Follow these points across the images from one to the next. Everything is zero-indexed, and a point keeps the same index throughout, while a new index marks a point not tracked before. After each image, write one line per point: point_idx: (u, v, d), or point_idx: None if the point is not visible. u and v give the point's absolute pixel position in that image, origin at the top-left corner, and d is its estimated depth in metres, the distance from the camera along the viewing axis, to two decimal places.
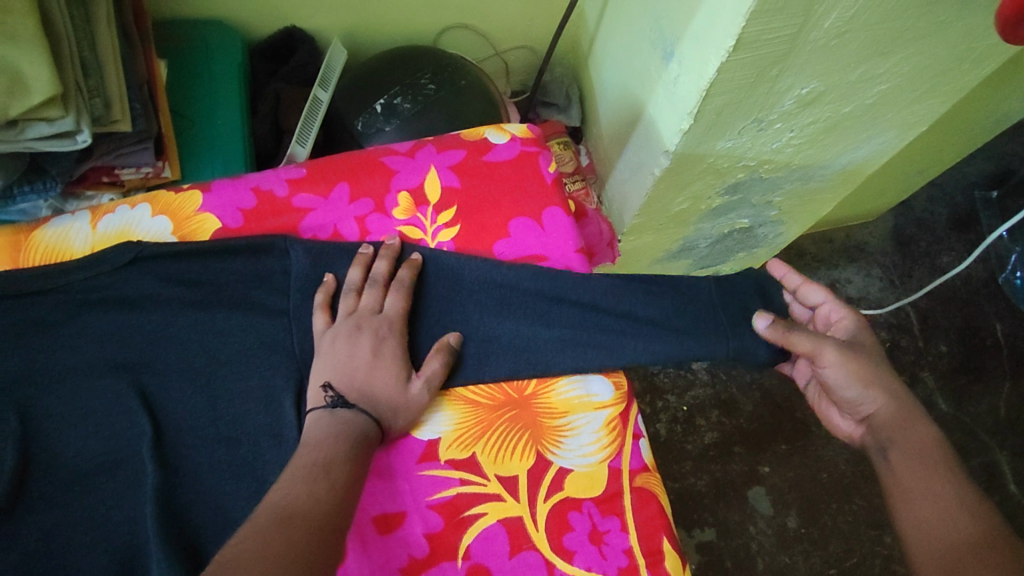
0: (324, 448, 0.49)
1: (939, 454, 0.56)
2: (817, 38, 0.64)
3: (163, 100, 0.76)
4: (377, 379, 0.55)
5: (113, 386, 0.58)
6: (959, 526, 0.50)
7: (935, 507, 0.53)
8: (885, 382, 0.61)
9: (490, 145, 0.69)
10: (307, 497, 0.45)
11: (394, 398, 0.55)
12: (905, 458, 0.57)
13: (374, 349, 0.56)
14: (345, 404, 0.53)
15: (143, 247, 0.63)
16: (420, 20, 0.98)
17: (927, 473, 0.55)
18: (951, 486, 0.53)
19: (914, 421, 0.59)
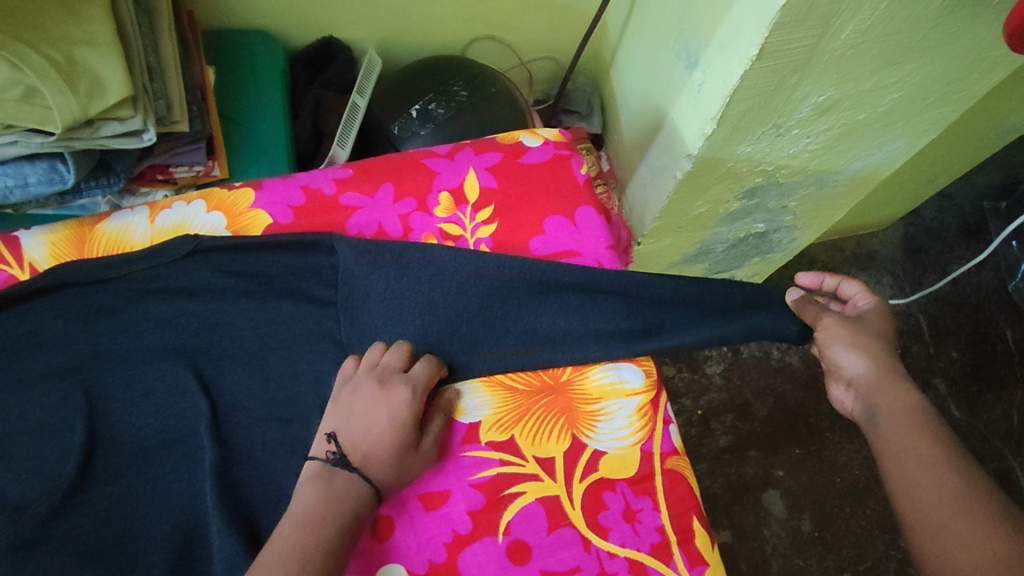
0: (298, 536, 0.50)
1: (925, 420, 0.57)
2: (834, 48, 0.68)
3: (213, 104, 0.80)
4: (382, 446, 0.55)
5: (172, 368, 0.62)
6: (947, 485, 0.51)
7: (930, 473, 0.53)
8: (875, 350, 0.62)
9: (525, 148, 0.73)
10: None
11: (395, 470, 0.55)
12: (893, 424, 0.57)
13: (386, 416, 0.56)
14: (342, 466, 0.54)
15: (201, 240, 0.66)
16: (450, 32, 1.02)
17: (912, 435, 0.56)
18: (936, 447, 0.54)
19: (899, 388, 0.59)
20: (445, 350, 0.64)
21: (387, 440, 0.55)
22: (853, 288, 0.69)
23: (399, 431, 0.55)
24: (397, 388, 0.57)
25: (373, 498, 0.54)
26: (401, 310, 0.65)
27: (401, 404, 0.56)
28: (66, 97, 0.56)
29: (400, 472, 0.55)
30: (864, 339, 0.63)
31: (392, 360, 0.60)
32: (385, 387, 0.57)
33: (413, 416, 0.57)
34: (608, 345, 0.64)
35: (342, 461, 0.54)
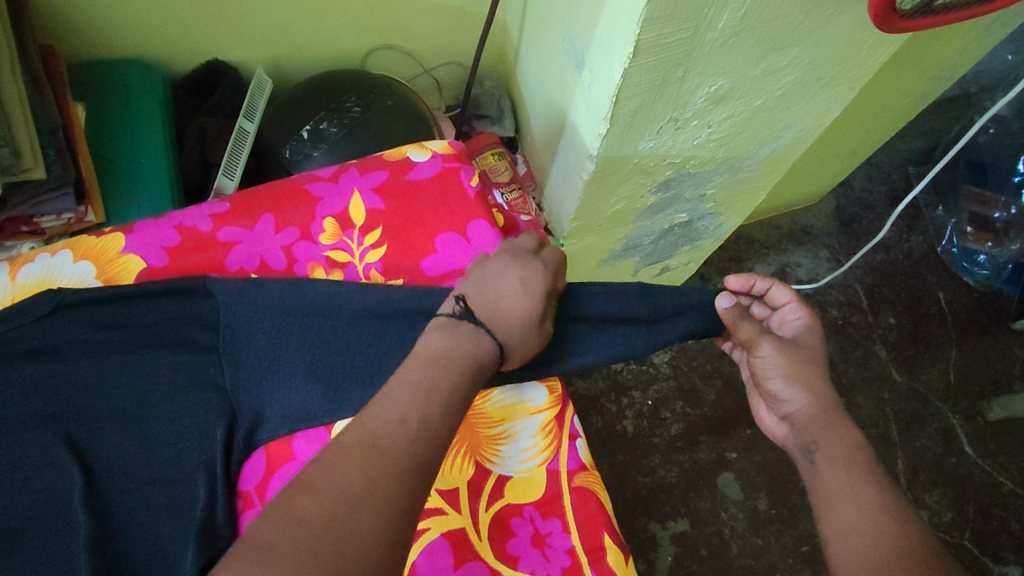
0: (427, 374, 0.50)
1: (861, 461, 0.55)
2: (714, 38, 0.67)
3: (81, 143, 0.75)
4: (512, 310, 0.56)
5: (39, 438, 0.56)
6: (882, 533, 0.49)
7: (862, 516, 0.51)
8: (817, 384, 0.61)
9: (412, 164, 0.71)
10: (397, 424, 0.46)
11: (521, 333, 0.57)
12: (828, 464, 0.56)
13: (522, 290, 0.58)
14: (471, 319, 0.55)
15: (65, 294, 0.60)
16: (343, 43, 0.98)
17: (849, 477, 0.54)
18: (874, 492, 0.52)
19: (836, 425, 0.59)
20: (337, 386, 0.62)
21: (522, 310, 0.57)
22: (785, 297, 0.67)
23: (534, 305, 0.58)
24: (533, 264, 0.60)
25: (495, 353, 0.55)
26: (290, 349, 0.62)
27: (540, 282, 0.59)
28: None
29: (524, 337, 0.57)
30: (807, 369, 0.62)
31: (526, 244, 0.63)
32: (526, 266, 0.60)
33: (546, 296, 0.59)
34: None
35: (472, 316, 0.55)
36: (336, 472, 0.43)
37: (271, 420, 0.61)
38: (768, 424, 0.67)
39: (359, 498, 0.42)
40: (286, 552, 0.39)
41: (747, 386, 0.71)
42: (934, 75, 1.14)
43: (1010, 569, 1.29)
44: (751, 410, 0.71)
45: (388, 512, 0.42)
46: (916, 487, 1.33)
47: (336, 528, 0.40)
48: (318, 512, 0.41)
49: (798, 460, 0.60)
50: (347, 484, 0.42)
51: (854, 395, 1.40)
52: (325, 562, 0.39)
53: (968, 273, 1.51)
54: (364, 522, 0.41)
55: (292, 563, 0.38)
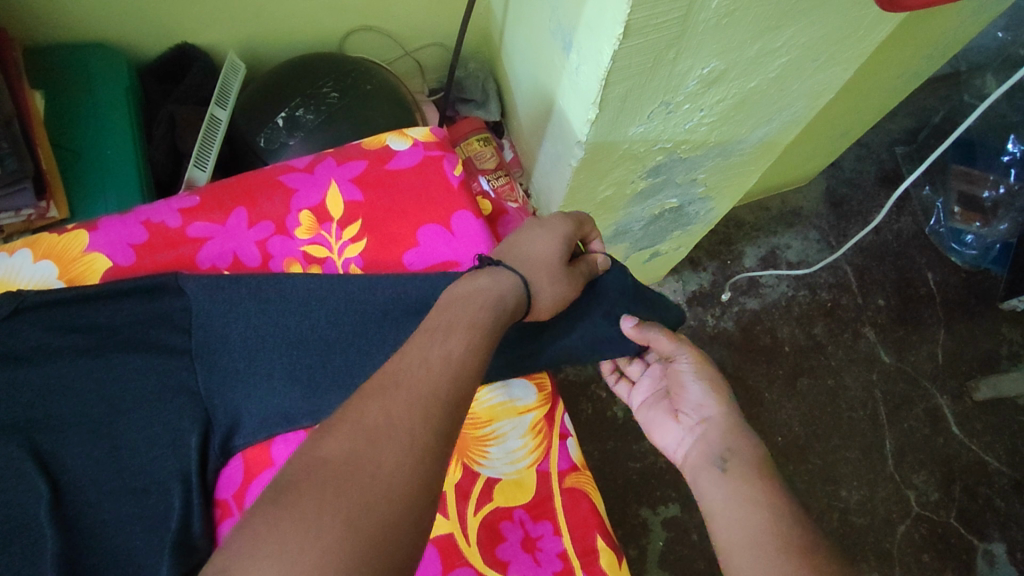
0: (450, 312, 0.49)
1: (772, 470, 0.54)
2: (707, 19, 0.64)
3: (40, 133, 0.71)
4: (533, 252, 0.58)
5: (1, 449, 0.53)
6: (793, 534, 0.47)
7: (761, 517, 0.49)
8: (729, 396, 0.61)
9: (392, 152, 0.68)
10: (420, 363, 0.44)
11: (543, 273, 0.57)
12: (742, 473, 0.54)
13: (544, 238, 0.59)
14: (494, 262, 0.57)
15: (24, 296, 0.57)
16: (320, 24, 0.93)
17: (765, 483, 0.52)
18: (788, 501, 0.51)
19: (746, 435, 0.58)
20: (317, 388, 0.59)
21: (543, 251, 0.58)
22: None
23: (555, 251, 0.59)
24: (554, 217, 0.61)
25: (516, 292, 0.54)
26: (266, 349, 0.59)
27: (560, 226, 0.59)
28: None
29: (547, 276, 0.57)
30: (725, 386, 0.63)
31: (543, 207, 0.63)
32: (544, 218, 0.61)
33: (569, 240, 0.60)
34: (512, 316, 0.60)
35: (493, 261, 0.57)
36: (359, 410, 0.41)
37: (250, 422, 0.58)
38: (670, 441, 0.63)
39: (379, 436, 0.40)
40: (308, 483, 0.37)
41: (644, 410, 0.68)
42: (928, 53, 1.12)
43: (995, 546, 1.31)
44: (651, 437, 0.66)
45: (415, 448, 0.40)
46: (904, 467, 1.35)
47: (360, 459, 0.38)
48: (343, 447, 0.39)
49: (700, 472, 0.57)
50: (368, 420, 0.40)
51: (843, 377, 1.40)
52: (350, 493, 0.37)
53: (956, 253, 1.51)
54: (386, 454, 0.39)
55: (313, 493, 0.37)
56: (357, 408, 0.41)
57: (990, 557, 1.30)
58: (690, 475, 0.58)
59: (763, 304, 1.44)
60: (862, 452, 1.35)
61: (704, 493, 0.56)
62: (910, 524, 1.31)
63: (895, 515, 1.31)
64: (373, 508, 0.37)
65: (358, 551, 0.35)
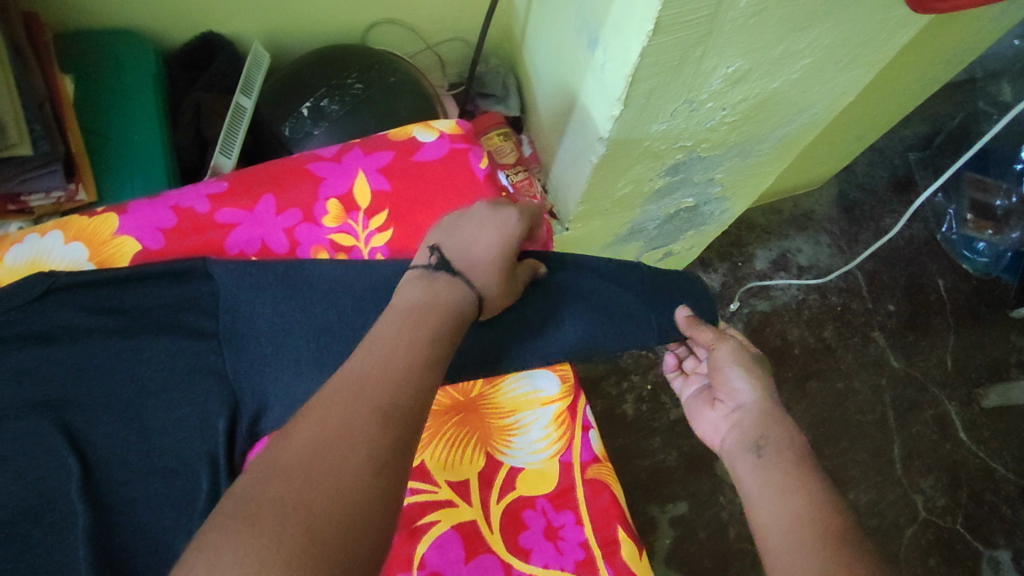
0: (409, 321, 0.50)
1: (807, 459, 0.55)
2: (735, 18, 0.64)
3: (70, 117, 0.72)
4: (487, 257, 0.56)
5: (34, 426, 0.54)
6: (828, 524, 0.49)
7: (800, 511, 0.50)
8: (767, 381, 0.61)
9: (419, 144, 0.68)
10: (380, 374, 0.46)
11: (497, 280, 0.56)
12: (778, 461, 0.55)
13: (486, 226, 0.57)
14: (449, 271, 0.55)
15: (57, 277, 0.58)
16: (344, 17, 0.94)
17: (800, 472, 0.54)
18: (823, 490, 0.52)
19: (782, 422, 0.59)
20: None
21: (497, 253, 0.56)
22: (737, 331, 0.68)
23: (506, 246, 0.57)
24: (506, 208, 0.59)
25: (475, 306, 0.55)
26: (292, 335, 0.60)
27: (513, 225, 0.57)
28: None
29: (501, 283, 0.57)
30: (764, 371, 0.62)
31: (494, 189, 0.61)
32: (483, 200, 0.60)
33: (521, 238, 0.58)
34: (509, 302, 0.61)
35: (448, 269, 0.55)
36: (323, 418, 0.43)
37: (279, 406, 0.58)
38: (710, 428, 0.64)
39: (336, 450, 0.41)
40: (270, 489, 0.39)
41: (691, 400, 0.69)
42: (947, 58, 1.12)
43: (1001, 553, 1.31)
44: (692, 424, 0.68)
45: (375, 459, 0.41)
46: (912, 472, 1.35)
47: (320, 467, 0.40)
48: (306, 456, 0.41)
49: (737, 458, 0.59)
50: (331, 430, 0.42)
51: (852, 381, 1.40)
52: (308, 500, 0.39)
53: (967, 260, 1.51)
54: (347, 463, 0.40)
55: (275, 498, 0.38)
56: (321, 416, 0.43)
57: (995, 564, 1.30)
58: (727, 462, 0.60)
59: (773, 307, 1.44)
60: (871, 456, 1.35)
61: (741, 479, 0.57)
62: (917, 529, 1.31)
63: (902, 519, 1.31)
64: (331, 517, 0.38)
65: (315, 558, 0.36)
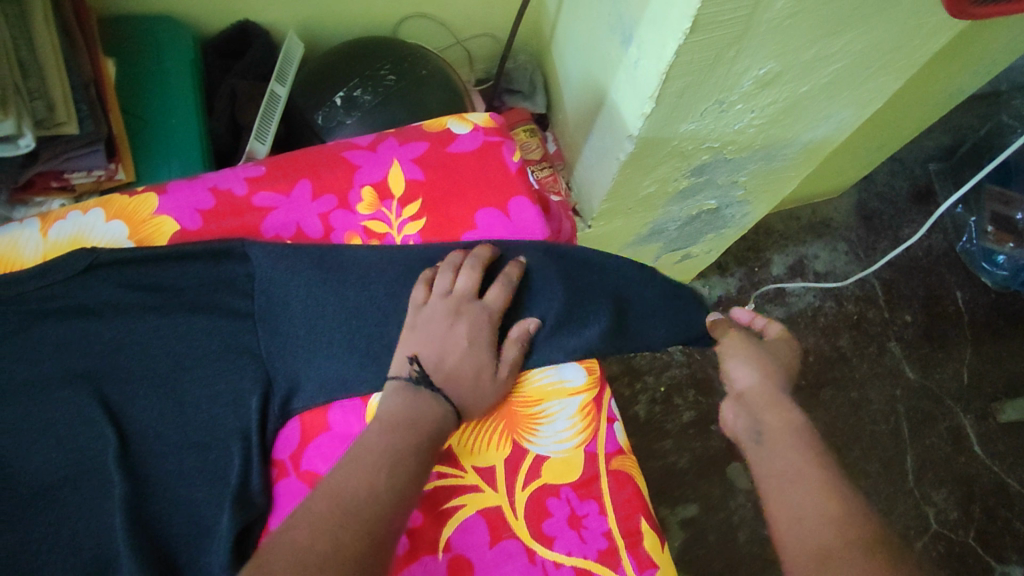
0: (393, 435, 0.51)
1: (805, 440, 0.57)
2: (770, 19, 0.64)
3: (112, 99, 0.73)
4: (466, 371, 0.57)
5: (74, 396, 0.56)
6: (831, 504, 0.50)
7: (818, 502, 0.50)
8: (767, 368, 0.65)
9: (453, 136, 0.69)
10: (365, 488, 0.47)
11: (476, 393, 0.57)
12: (777, 442, 0.57)
13: (459, 324, 0.58)
14: (429, 386, 0.55)
15: (99, 253, 0.60)
16: (377, 10, 0.95)
17: (799, 453, 0.55)
18: (823, 470, 0.53)
19: (778, 405, 0.61)
20: (375, 358, 0.60)
21: (475, 368, 0.57)
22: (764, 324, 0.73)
23: (484, 358, 0.57)
24: (479, 315, 0.59)
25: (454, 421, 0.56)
26: (325, 318, 0.60)
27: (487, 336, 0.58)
28: None
29: (482, 395, 0.57)
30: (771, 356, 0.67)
31: (469, 287, 0.59)
32: (457, 287, 0.59)
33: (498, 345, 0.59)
34: (543, 299, 0.62)
35: (428, 385, 0.55)
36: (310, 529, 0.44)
37: (312, 386, 0.59)
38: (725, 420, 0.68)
39: (326, 557, 0.42)
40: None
41: None
42: (974, 69, 1.11)
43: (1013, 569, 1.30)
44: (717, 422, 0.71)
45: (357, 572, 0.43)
46: (924, 483, 1.34)
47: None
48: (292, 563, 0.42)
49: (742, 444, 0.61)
50: (315, 543, 0.43)
51: (866, 390, 1.40)
52: None
53: (986, 274, 1.50)
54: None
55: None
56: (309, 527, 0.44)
57: None
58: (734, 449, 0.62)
59: (789, 313, 1.44)
60: (882, 467, 1.34)
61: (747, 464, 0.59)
62: (927, 541, 1.30)
63: (913, 531, 1.30)
64: None
65: None
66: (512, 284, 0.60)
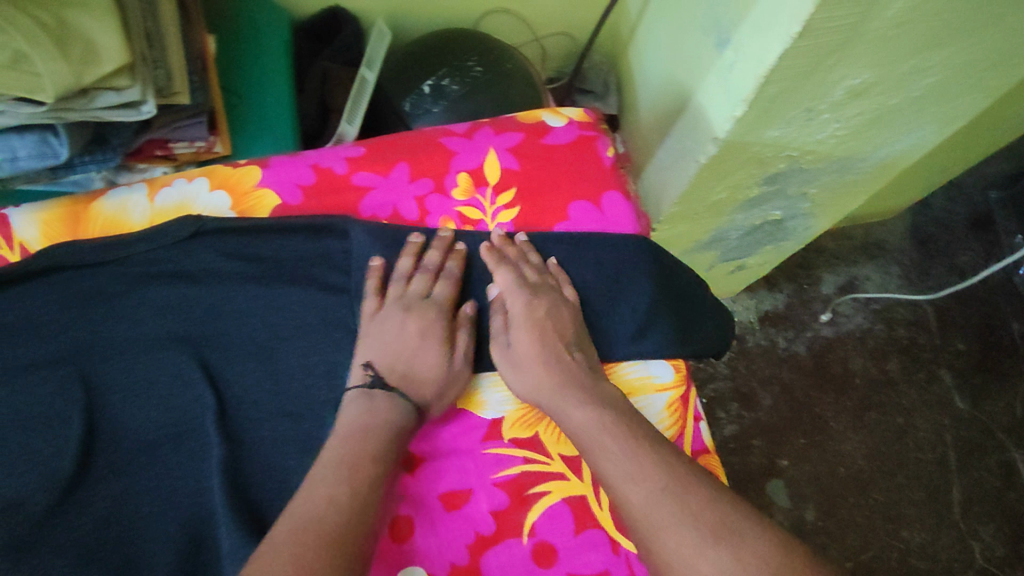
0: (348, 447, 0.50)
1: (604, 428, 0.53)
2: (877, 28, 0.64)
3: (213, 74, 0.75)
4: (421, 367, 0.56)
5: (175, 358, 0.58)
6: (641, 497, 0.48)
7: (649, 491, 0.48)
8: (527, 371, 0.57)
9: (548, 128, 0.70)
10: (326, 503, 0.46)
11: (434, 388, 0.56)
12: (577, 437, 0.54)
13: (408, 321, 0.58)
14: (385, 388, 0.54)
15: (204, 222, 0.63)
16: (461, 4, 0.97)
17: (601, 446, 0.52)
18: (628, 454, 0.51)
19: (557, 404, 0.55)
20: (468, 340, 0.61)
21: (430, 362, 0.56)
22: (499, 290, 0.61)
23: (438, 352, 0.57)
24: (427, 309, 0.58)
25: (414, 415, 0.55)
26: None
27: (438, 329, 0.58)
28: (58, 64, 0.52)
29: (439, 388, 0.56)
30: (533, 307, 0.59)
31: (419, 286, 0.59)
32: (412, 290, 0.59)
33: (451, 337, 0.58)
34: (629, 293, 0.63)
35: (383, 385, 0.55)
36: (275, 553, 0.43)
37: None
38: None
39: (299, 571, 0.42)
40: None
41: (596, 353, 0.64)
42: None
43: None
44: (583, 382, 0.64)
45: None
46: (970, 517, 1.29)
47: None
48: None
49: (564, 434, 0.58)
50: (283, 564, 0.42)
51: (913, 417, 1.37)
52: None
53: None
54: None
55: None
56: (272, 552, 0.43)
57: None
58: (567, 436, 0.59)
59: (838, 333, 1.42)
60: (927, 496, 1.30)
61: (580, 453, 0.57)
62: None
63: (957, 564, 1.26)
64: None
65: None
66: (455, 277, 0.61)
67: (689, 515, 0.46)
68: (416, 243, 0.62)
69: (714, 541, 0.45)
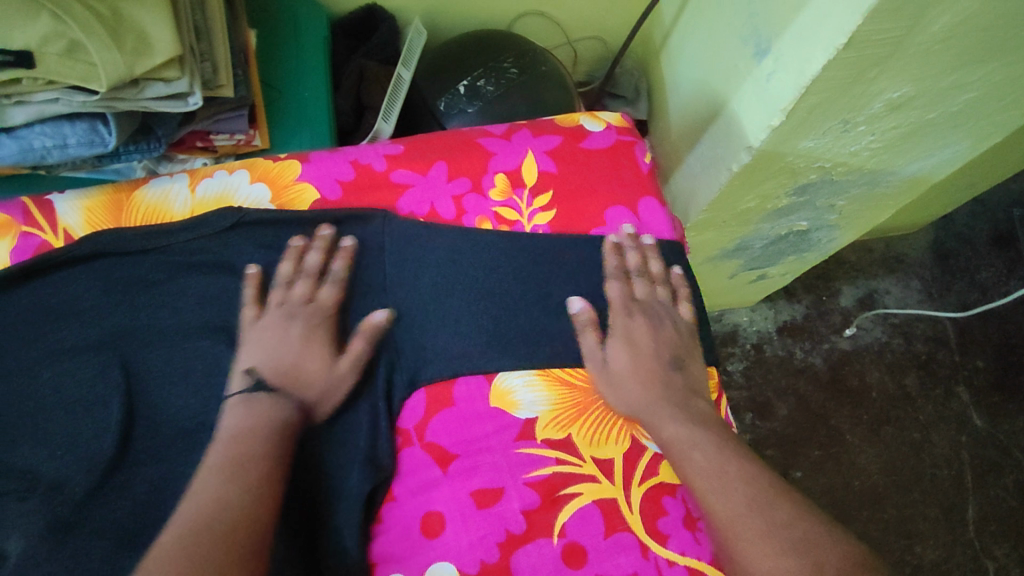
0: (231, 451, 0.51)
1: (695, 440, 0.55)
2: (922, 42, 0.63)
3: (253, 68, 0.76)
4: (303, 368, 0.57)
5: (213, 347, 0.59)
6: (729, 509, 0.50)
7: (740, 502, 0.50)
8: (630, 383, 0.59)
9: (586, 132, 0.70)
10: (213, 501, 0.47)
11: (320, 387, 0.57)
12: (670, 450, 0.56)
13: (291, 326, 0.58)
14: (266, 389, 0.55)
15: (245, 213, 0.64)
16: (496, 6, 0.98)
17: (692, 458, 0.54)
18: (719, 467, 0.53)
19: (659, 416, 0.58)
20: (502, 340, 0.61)
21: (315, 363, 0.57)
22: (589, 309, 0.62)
23: (321, 351, 0.58)
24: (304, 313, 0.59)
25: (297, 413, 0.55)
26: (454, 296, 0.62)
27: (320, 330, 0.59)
28: (111, 53, 0.53)
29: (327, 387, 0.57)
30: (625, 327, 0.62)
31: (298, 290, 0.60)
32: (292, 294, 0.60)
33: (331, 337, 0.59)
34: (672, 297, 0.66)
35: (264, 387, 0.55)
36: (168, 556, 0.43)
37: (431, 362, 0.60)
38: None
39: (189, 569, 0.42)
40: None
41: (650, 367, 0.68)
42: None
43: None
44: None
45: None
46: (985, 536, 1.28)
47: None
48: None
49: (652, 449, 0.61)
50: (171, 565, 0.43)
51: (930, 433, 1.35)
52: None
53: None
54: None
55: None
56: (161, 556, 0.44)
57: None
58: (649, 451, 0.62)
59: (856, 345, 1.41)
60: (942, 513, 1.29)
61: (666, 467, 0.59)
62: None
63: None
64: None
65: None
66: (341, 279, 0.62)
67: (779, 528, 0.48)
68: (328, 235, 0.62)
69: (798, 549, 0.47)
